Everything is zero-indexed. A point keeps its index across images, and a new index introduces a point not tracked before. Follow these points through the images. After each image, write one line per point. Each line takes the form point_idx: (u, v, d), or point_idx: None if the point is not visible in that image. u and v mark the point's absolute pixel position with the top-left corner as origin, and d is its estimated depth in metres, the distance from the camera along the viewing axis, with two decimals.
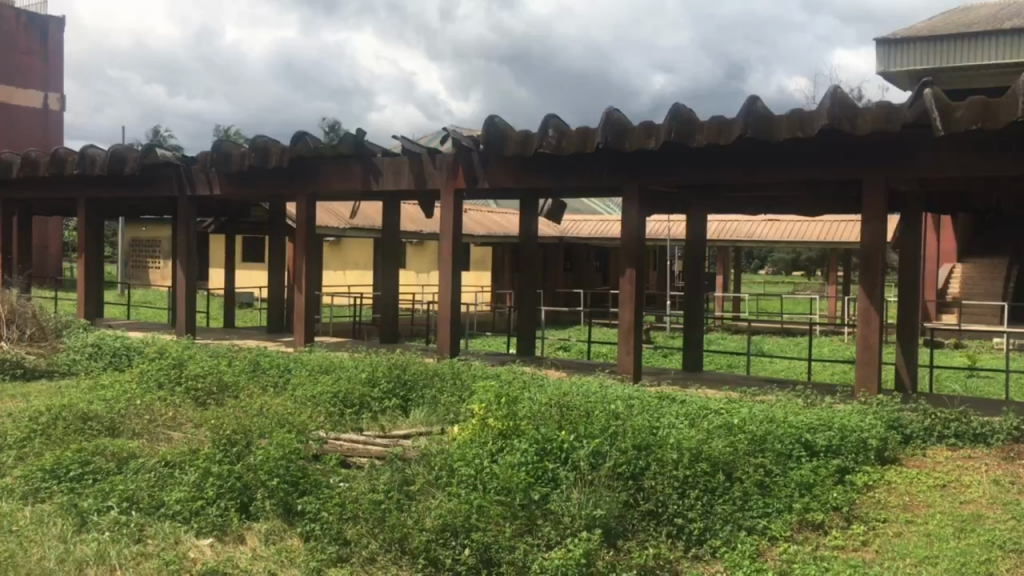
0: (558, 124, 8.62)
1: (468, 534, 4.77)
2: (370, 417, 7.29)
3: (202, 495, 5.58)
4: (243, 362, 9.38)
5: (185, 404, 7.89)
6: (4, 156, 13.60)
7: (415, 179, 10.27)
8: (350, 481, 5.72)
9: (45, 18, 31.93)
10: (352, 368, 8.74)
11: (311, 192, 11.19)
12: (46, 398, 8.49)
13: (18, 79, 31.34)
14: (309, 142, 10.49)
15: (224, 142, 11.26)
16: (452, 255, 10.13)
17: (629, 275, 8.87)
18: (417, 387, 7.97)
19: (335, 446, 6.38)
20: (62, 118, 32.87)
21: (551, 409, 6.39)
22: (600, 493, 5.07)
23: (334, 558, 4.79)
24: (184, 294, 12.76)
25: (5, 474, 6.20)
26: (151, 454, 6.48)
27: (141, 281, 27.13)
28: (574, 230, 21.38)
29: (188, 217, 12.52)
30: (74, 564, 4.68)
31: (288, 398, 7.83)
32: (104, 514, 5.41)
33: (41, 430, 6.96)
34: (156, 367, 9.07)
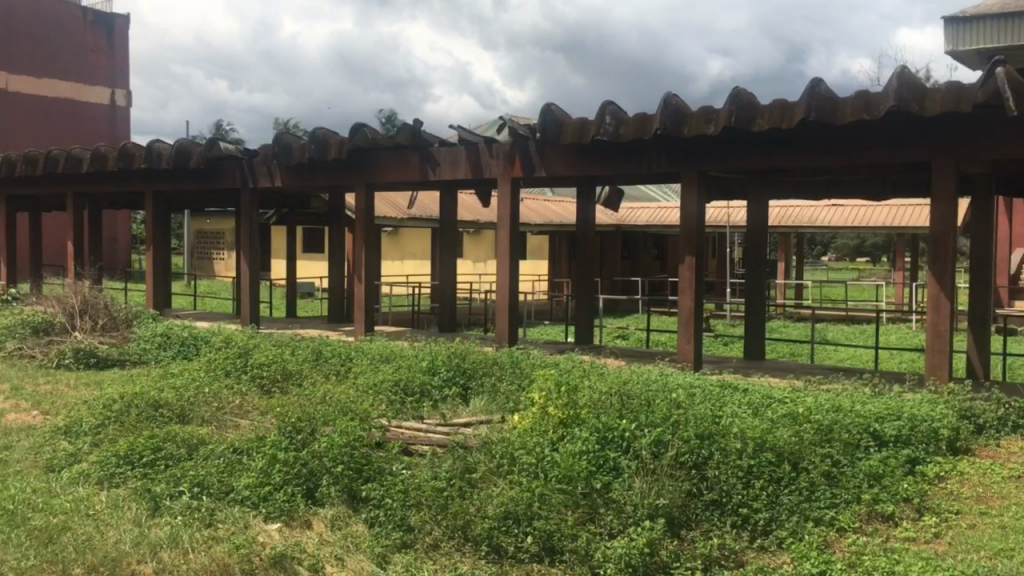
0: (616, 110, 8.56)
1: (530, 522, 4.82)
2: (431, 405, 7.36)
3: (269, 480, 5.71)
4: (306, 351, 9.53)
5: (251, 391, 8.08)
6: (74, 151, 13.96)
7: (472, 168, 10.29)
8: (412, 468, 5.79)
9: (111, 15, 32.87)
10: (413, 357, 8.83)
11: (369, 182, 11.31)
12: (119, 386, 8.77)
13: (87, 74, 32.21)
14: (367, 133, 10.60)
15: (284, 133, 11.46)
16: (509, 245, 10.15)
17: (688, 263, 8.79)
18: (476, 375, 8.02)
19: (398, 434, 6.44)
20: (128, 113, 33.79)
21: (613, 397, 6.36)
22: (663, 482, 5.04)
23: (398, 544, 4.87)
24: (248, 284, 13.04)
25: (82, 459, 6.42)
26: (220, 441, 6.64)
27: (206, 272, 27.80)
28: (632, 217, 21.23)
29: (251, 207, 12.75)
30: (148, 548, 4.83)
31: (350, 386, 7.96)
32: (176, 499, 5.59)
33: (115, 416, 7.21)
34: (223, 355, 9.30)
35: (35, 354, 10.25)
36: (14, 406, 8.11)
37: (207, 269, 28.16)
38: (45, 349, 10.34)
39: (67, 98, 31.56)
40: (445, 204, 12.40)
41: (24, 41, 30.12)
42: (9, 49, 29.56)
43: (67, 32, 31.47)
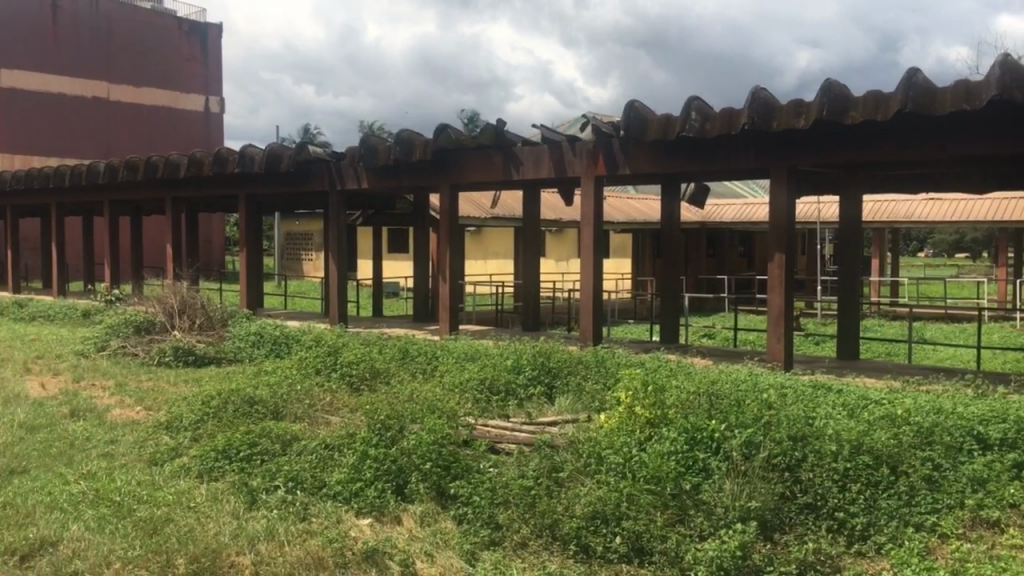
0: (702, 105, 8.45)
1: (619, 522, 4.79)
2: (516, 404, 7.39)
3: (360, 476, 5.84)
4: (393, 350, 9.70)
5: (341, 389, 8.25)
6: (172, 157, 14.50)
7: (556, 167, 10.28)
8: (500, 467, 5.83)
9: (205, 25, 34.07)
10: (498, 355, 8.89)
11: (453, 182, 11.42)
12: (217, 383, 9.10)
13: (183, 83, 33.47)
14: (451, 134, 10.72)
15: (370, 135, 11.68)
16: (593, 243, 10.11)
17: (777, 260, 8.61)
18: (561, 374, 8.01)
19: (484, 433, 6.46)
20: (221, 119, 34.98)
21: (701, 398, 6.26)
22: (754, 484, 4.96)
23: (487, 541, 4.91)
24: (336, 284, 13.33)
25: (183, 454, 6.67)
26: (312, 437, 6.81)
27: (296, 273, 28.57)
28: (718, 214, 20.89)
29: (339, 209, 13.02)
30: (246, 540, 4.99)
31: (437, 384, 8.06)
32: (271, 493, 5.76)
33: (213, 412, 7.48)
34: (314, 354, 9.54)
35: (137, 352, 10.73)
36: (120, 401, 8.49)
37: (297, 270, 28.92)
38: (147, 347, 10.80)
39: (164, 106, 32.87)
40: (528, 203, 12.43)
41: (124, 53, 31.51)
42: (110, 62, 31.00)
43: (164, 42, 32.76)
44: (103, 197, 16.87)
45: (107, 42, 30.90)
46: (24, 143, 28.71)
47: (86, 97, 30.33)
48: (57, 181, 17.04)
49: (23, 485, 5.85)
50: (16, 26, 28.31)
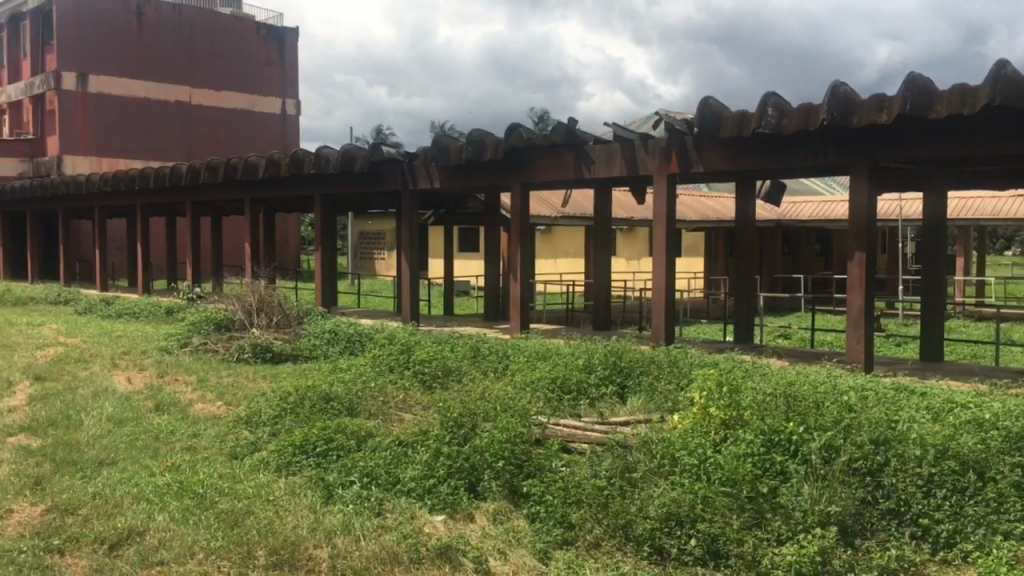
0: (779, 101, 8.29)
1: (694, 524, 4.73)
2: (588, 403, 7.36)
3: (434, 473, 5.89)
4: (465, 348, 9.77)
5: (414, 387, 8.34)
6: (250, 159, 14.88)
7: (628, 165, 10.21)
8: (572, 466, 5.81)
9: (283, 29, 34.70)
10: (569, 354, 8.87)
11: (524, 182, 11.43)
12: (294, 379, 9.31)
13: (260, 86, 34.18)
14: (522, 133, 10.74)
15: (442, 135, 11.81)
16: (666, 241, 10.00)
17: (857, 259, 8.40)
18: (634, 374, 7.95)
19: (556, 431, 6.43)
20: (298, 121, 35.58)
21: (778, 399, 6.14)
22: (834, 488, 4.85)
23: (560, 540, 4.91)
24: (408, 283, 13.49)
25: (262, 448, 6.84)
26: (386, 433, 6.90)
27: (368, 272, 29.04)
28: (794, 212, 20.46)
29: (412, 208, 13.16)
30: (323, 533, 5.08)
31: (509, 382, 8.09)
32: (347, 488, 5.86)
33: (289, 408, 7.64)
34: (387, 352, 9.68)
35: (218, 348, 11.02)
36: (202, 396, 8.74)
37: (369, 269, 29.38)
38: (226, 344, 11.10)
39: (243, 110, 33.67)
40: (599, 201, 12.37)
41: (203, 58, 32.41)
42: (190, 67, 31.94)
43: (244, 47, 33.58)
44: (185, 197, 17.41)
45: (187, 48, 31.86)
46: (111, 146, 29.91)
47: (169, 101, 31.38)
48: (142, 183, 17.65)
49: (113, 476, 6.07)
50: (104, 34, 29.53)
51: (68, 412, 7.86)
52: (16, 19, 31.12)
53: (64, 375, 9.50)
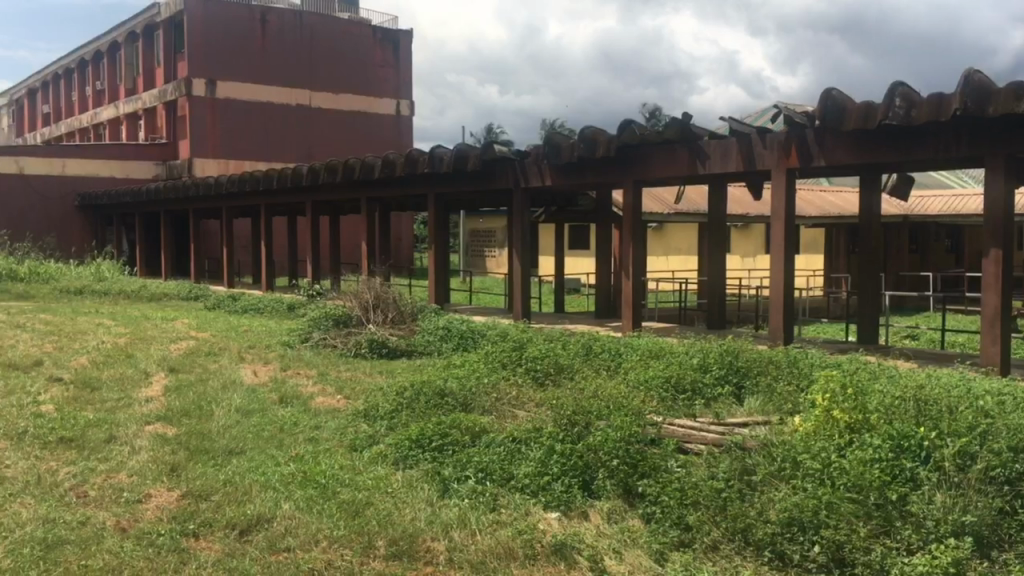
0: (908, 92, 7.96)
1: (817, 530, 4.58)
2: (703, 403, 7.23)
3: (548, 470, 5.90)
4: (577, 345, 9.76)
5: (526, 383, 8.39)
6: (367, 159, 15.28)
7: (744, 159, 9.96)
8: (688, 467, 5.71)
9: (397, 31, 35.41)
10: (684, 353, 8.72)
11: (636, 178, 11.33)
12: (409, 375, 9.52)
13: (376, 88, 34.98)
14: (636, 129, 10.66)
15: (554, 133, 11.85)
16: (784, 237, 9.72)
17: (993, 256, 7.94)
18: (752, 374, 7.75)
19: (672, 432, 6.33)
20: (412, 122, 36.18)
21: (908, 403, 5.88)
22: (969, 498, 4.63)
23: (677, 542, 4.85)
24: (520, 281, 13.56)
25: (380, 441, 7.01)
26: (500, 430, 6.96)
27: (479, 269, 29.47)
28: (923, 206, 19.54)
29: (523, 207, 13.24)
30: (441, 526, 5.18)
31: (622, 381, 8.03)
32: (463, 483, 5.95)
33: (406, 403, 7.81)
34: (501, 348, 9.77)
35: (337, 343, 11.39)
36: (322, 390, 9.03)
37: (481, 266, 29.77)
38: (345, 339, 11.44)
39: (359, 112, 34.55)
40: (713, 197, 12.12)
41: (323, 62, 33.44)
42: (310, 71, 33.04)
43: (361, 50, 34.45)
44: (305, 197, 18.04)
45: (307, 53, 32.96)
46: (235, 148, 31.31)
47: (290, 104, 32.58)
48: (267, 184, 18.37)
49: (242, 465, 6.35)
50: (231, 41, 30.93)
51: (200, 402, 8.27)
52: (151, 29, 32.94)
53: (196, 368, 10.00)
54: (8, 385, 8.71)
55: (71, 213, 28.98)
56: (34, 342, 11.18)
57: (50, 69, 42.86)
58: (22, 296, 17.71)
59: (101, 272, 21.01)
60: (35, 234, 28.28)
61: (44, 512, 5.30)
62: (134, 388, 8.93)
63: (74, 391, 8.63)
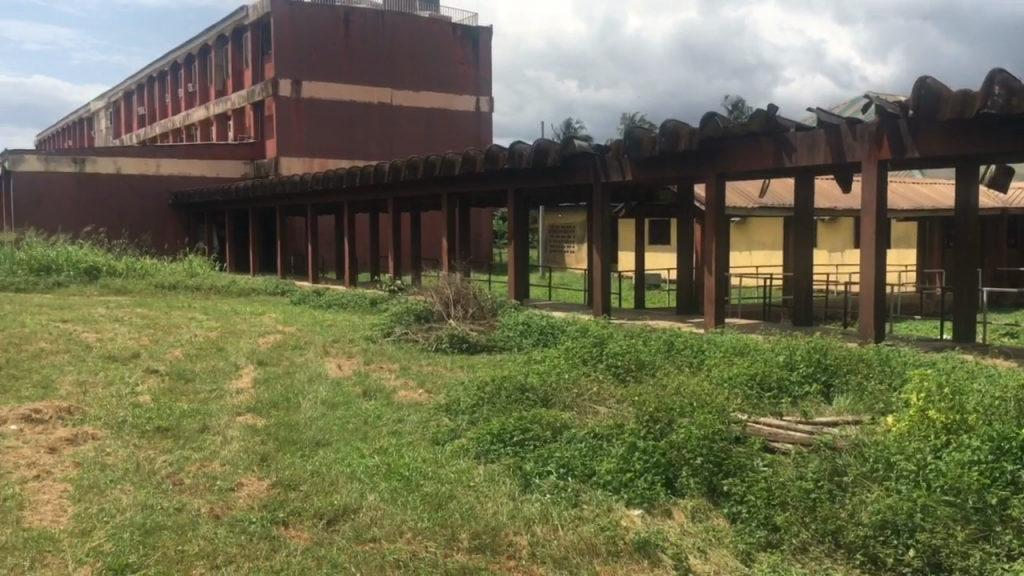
0: (1007, 79, 7.58)
1: (912, 533, 4.41)
2: (790, 401, 7.06)
3: (630, 467, 5.86)
4: (659, 341, 9.65)
5: (607, 380, 8.32)
6: (447, 155, 15.40)
7: (833, 151, 9.68)
8: (776, 466, 5.59)
9: (477, 29, 35.53)
10: (769, 351, 8.51)
11: (719, 172, 11.14)
12: (490, 369, 9.58)
13: (456, 85, 35.18)
14: (719, 121, 10.48)
15: (635, 127, 11.76)
16: (875, 231, 9.42)
17: None
18: (841, 372, 7.53)
19: (757, 430, 6.20)
20: (491, 119, 36.25)
21: (1008, 404, 5.64)
22: None
23: (763, 543, 4.74)
24: (600, 276, 13.50)
25: (462, 435, 7.06)
26: (581, 426, 6.92)
27: (559, 265, 29.45)
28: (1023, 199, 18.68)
29: (604, 202, 13.16)
30: (523, 521, 5.18)
31: (706, 378, 7.90)
32: (545, 478, 5.95)
33: (487, 397, 7.85)
34: (582, 344, 9.72)
35: (418, 338, 11.54)
36: (404, 383, 9.16)
37: (560, 262, 29.73)
38: (426, 334, 11.59)
39: (439, 109, 34.81)
40: (800, 191, 11.82)
41: (403, 59, 33.82)
42: (391, 69, 33.48)
43: (442, 48, 34.70)
44: (387, 194, 18.30)
45: (389, 51, 33.41)
46: (319, 146, 32.03)
47: (372, 103, 33.11)
48: (350, 181, 18.72)
49: (328, 456, 6.49)
50: (315, 43, 31.63)
51: (287, 395, 8.48)
52: (239, 32, 33.92)
53: (283, 361, 10.26)
54: (108, 376, 9.11)
55: (164, 212, 30.14)
56: (131, 335, 11.64)
57: (145, 73, 44.58)
58: (119, 290, 18.48)
59: (193, 268, 21.72)
60: (132, 232, 29.59)
61: (143, 498, 5.51)
62: (225, 379, 9.23)
63: (169, 382, 8.97)
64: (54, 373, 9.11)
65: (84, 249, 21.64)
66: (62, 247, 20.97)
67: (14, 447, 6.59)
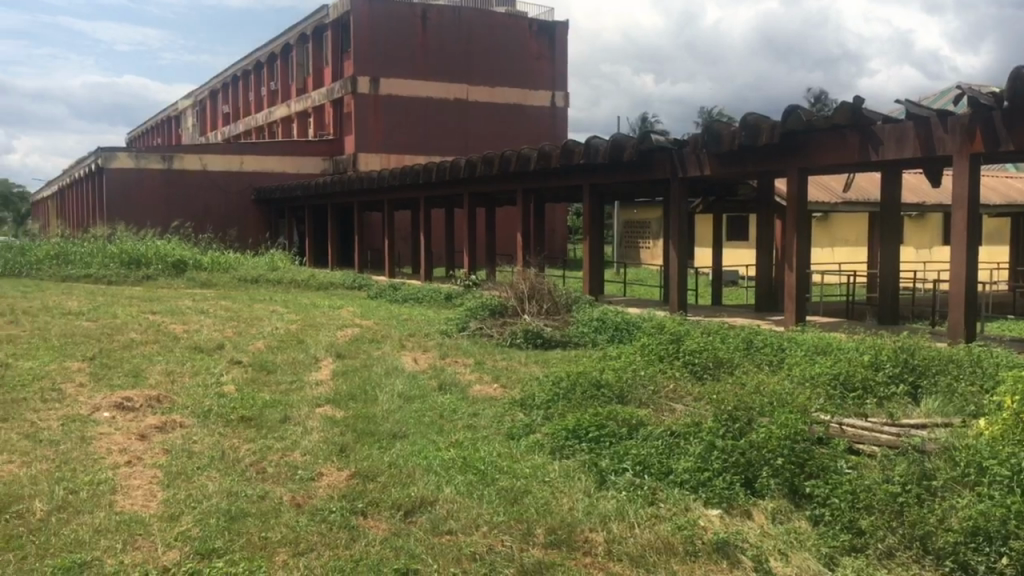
0: None
1: (1006, 541, 4.22)
2: (875, 402, 6.84)
3: (708, 466, 5.76)
4: (737, 339, 9.48)
5: (684, 377, 8.21)
6: (523, 151, 15.42)
7: (922, 145, 9.34)
8: (860, 469, 5.43)
9: (553, 24, 35.26)
10: (852, 350, 8.28)
11: (801, 166, 10.88)
12: (565, 365, 9.57)
13: (531, 80, 35.16)
14: (802, 115, 10.25)
15: (715, 122, 11.59)
16: (967, 227, 9.06)
17: None
18: (930, 373, 7.28)
19: (841, 432, 6.03)
20: (566, 113, 36.11)
21: None
22: None
23: (847, 547, 4.61)
24: (677, 273, 13.34)
25: (537, 430, 7.07)
26: (657, 424, 6.84)
27: (634, 260, 29.27)
28: None
29: (681, 197, 12.98)
30: (599, 518, 5.15)
31: (786, 377, 7.73)
32: (620, 475, 5.90)
33: (563, 393, 7.83)
34: (658, 341, 9.63)
35: (493, 333, 11.60)
36: (480, 377, 9.22)
37: (635, 258, 29.54)
38: (500, 329, 11.63)
39: (515, 104, 34.86)
40: (886, 185, 11.44)
41: (480, 55, 33.96)
42: (467, 64, 33.66)
43: (518, 43, 34.69)
44: (463, 189, 18.41)
45: (465, 47, 33.59)
46: (396, 142, 32.45)
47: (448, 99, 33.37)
48: (427, 177, 18.89)
49: (405, 448, 6.57)
50: (394, 40, 32.04)
51: (365, 387, 8.63)
52: (319, 31, 34.57)
53: (360, 354, 10.42)
54: (194, 366, 9.41)
55: (247, 207, 30.97)
56: (216, 327, 12.00)
57: (229, 72, 45.84)
58: (204, 284, 19.07)
59: (274, 262, 22.26)
60: (217, 226, 30.51)
61: (228, 485, 5.67)
62: (305, 371, 9.44)
63: (252, 373, 9.22)
64: (144, 362, 9.45)
65: (171, 243, 22.39)
66: (151, 241, 21.75)
67: (107, 433, 6.86)
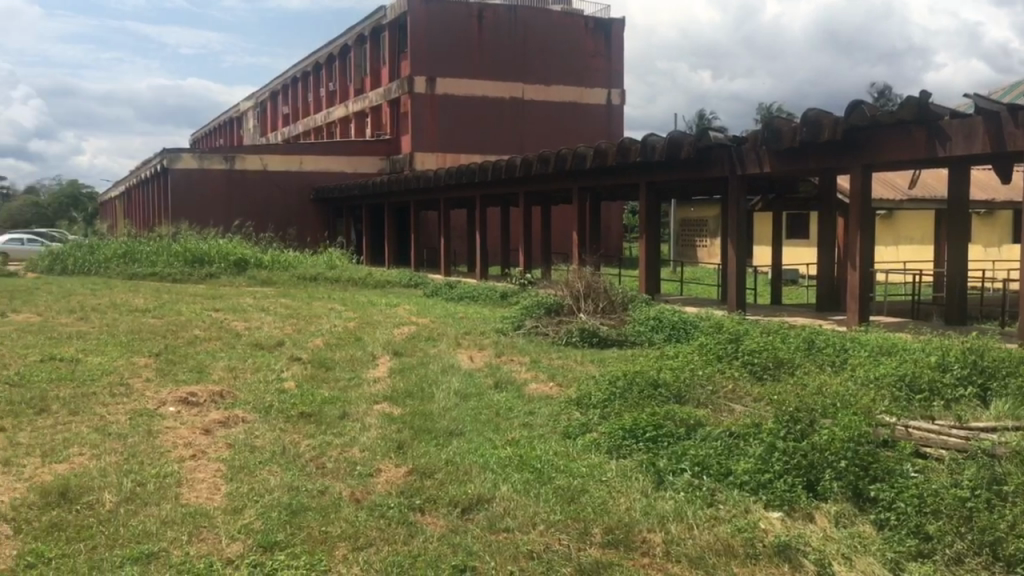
0: None
1: None
2: (942, 405, 6.64)
3: (769, 468, 5.67)
4: (798, 339, 9.32)
5: (743, 377, 8.09)
6: (579, 149, 15.37)
7: (991, 140, 9.02)
8: (927, 473, 5.28)
9: (609, 22, 35.12)
10: (918, 351, 8.07)
11: (865, 163, 10.63)
12: (621, 364, 9.52)
13: (587, 78, 35.02)
14: (866, 110, 10.00)
15: (775, 117, 11.38)
16: None
17: None
18: (1000, 375, 7.05)
19: (906, 434, 5.88)
20: (623, 111, 35.87)
21: None
22: None
23: (914, 552, 4.49)
24: (735, 272, 13.16)
25: (593, 429, 7.03)
26: (716, 424, 6.75)
27: (690, 259, 29.00)
28: None
29: (740, 194, 12.79)
30: (657, 518, 5.11)
31: (849, 378, 7.56)
32: (678, 476, 5.84)
33: (619, 393, 7.78)
34: (716, 340, 9.51)
35: (548, 331, 11.59)
36: (536, 376, 9.21)
37: (691, 256, 29.25)
38: (556, 327, 11.62)
39: (571, 102, 34.76)
40: (954, 181, 11.09)
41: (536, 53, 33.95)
42: (524, 63, 33.67)
43: (574, 41, 34.60)
44: (518, 188, 18.42)
45: (521, 45, 33.60)
46: (452, 141, 32.62)
47: (504, 98, 33.42)
48: (483, 175, 18.94)
49: (462, 445, 6.60)
50: (450, 40, 32.23)
51: (422, 385, 8.69)
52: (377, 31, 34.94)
53: (417, 352, 10.49)
54: (255, 363, 9.58)
55: (307, 206, 31.48)
56: (277, 324, 12.21)
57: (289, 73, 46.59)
58: (265, 282, 19.42)
59: (332, 261, 22.55)
60: (277, 226, 31.06)
61: (289, 480, 5.76)
62: (362, 368, 9.55)
63: (311, 370, 9.36)
64: (208, 359, 9.65)
65: (233, 242, 22.86)
66: (214, 240, 22.24)
67: (172, 428, 7.03)
